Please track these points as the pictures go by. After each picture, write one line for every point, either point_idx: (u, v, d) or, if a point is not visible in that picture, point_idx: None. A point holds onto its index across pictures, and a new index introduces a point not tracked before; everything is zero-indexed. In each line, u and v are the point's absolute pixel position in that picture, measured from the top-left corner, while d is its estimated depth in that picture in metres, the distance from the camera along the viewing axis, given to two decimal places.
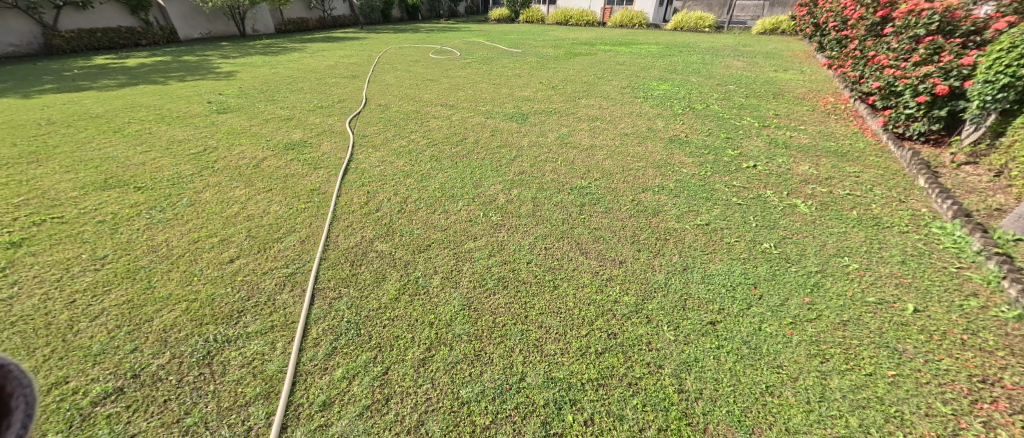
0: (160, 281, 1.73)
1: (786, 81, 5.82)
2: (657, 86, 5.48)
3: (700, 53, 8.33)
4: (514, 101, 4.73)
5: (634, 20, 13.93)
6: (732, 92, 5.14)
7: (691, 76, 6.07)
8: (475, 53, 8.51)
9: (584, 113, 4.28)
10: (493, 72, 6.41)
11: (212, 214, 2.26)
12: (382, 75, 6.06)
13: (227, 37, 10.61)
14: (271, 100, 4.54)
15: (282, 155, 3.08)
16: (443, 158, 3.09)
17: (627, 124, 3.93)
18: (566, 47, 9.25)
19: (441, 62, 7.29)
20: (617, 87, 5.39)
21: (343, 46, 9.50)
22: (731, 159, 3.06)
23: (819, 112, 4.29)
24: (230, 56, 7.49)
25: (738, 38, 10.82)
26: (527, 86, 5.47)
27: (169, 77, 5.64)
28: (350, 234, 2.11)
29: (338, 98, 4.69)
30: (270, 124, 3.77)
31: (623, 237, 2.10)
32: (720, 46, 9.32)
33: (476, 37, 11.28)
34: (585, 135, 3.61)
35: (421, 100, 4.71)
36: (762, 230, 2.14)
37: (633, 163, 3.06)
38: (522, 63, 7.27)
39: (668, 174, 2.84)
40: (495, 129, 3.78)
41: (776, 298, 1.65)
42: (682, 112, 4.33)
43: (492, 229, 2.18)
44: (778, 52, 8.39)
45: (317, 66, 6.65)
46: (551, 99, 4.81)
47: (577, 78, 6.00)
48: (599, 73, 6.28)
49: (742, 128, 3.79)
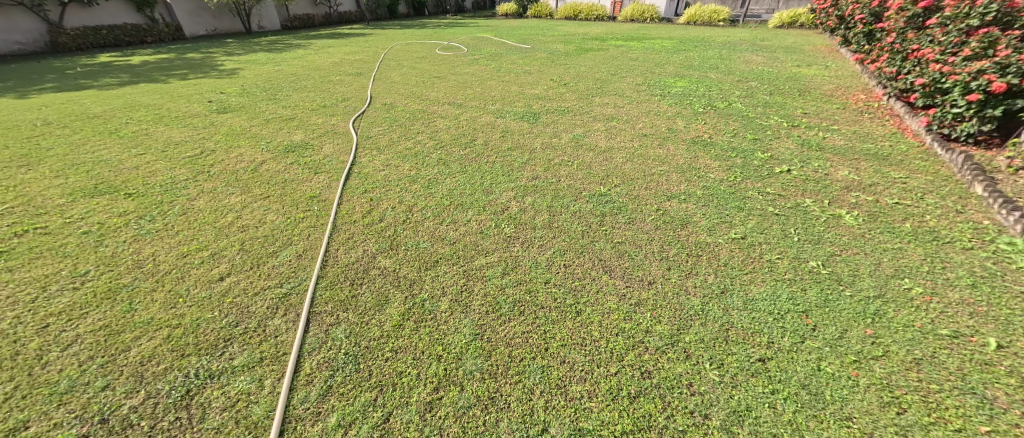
0: (141, 303, 1.57)
1: (810, 77, 5.52)
2: (673, 83, 5.23)
3: (717, 47, 8.01)
4: (525, 99, 4.53)
5: (645, 14, 13.59)
6: (754, 89, 4.87)
7: (709, 72, 5.80)
8: (483, 49, 8.30)
9: (599, 111, 4.07)
10: (502, 68, 6.20)
11: (205, 225, 2.10)
12: (388, 72, 5.89)
13: (233, 34, 10.54)
14: (273, 99, 4.40)
15: (282, 158, 2.92)
16: (451, 162, 2.91)
17: (645, 124, 3.70)
18: (577, 43, 8.99)
19: (448, 59, 7.09)
20: (632, 84, 5.15)
21: (348, 42, 9.34)
22: (761, 162, 2.83)
23: (851, 111, 4.02)
24: (235, 54, 7.39)
25: (755, 32, 10.44)
26: (538, 83, 5.25)
27: (172, 75, 5.54)
28: (351, 248, 1.94)
29: (342, 96, 4.53)
30: (271, 124, 3.62)
31: (650, 253, 1.90)
32: (737, 41, 8.98)
33: (484, 33, 11.05)
34: (601, 136, 3.40)
35: (428, 98, 4.53)
36: (806, 245, 1.92)
37: (655, 167, 2.85)
38: (532, 59, 7.05)
39: (694, 179, 2.62)
40: (506, 129, 3.58)
41: (832, 329, 1.44)
42: (703, 110, 4.09)
43: (505, 243, 1.99)
44: (799, 47, 8.04)
45: (322, 63, 6.51)
46: (563, 97, 4.60)
47: (589, 74, 5.77)
48: (612, 70, 6.04)
49: (770, 128, 3.55)
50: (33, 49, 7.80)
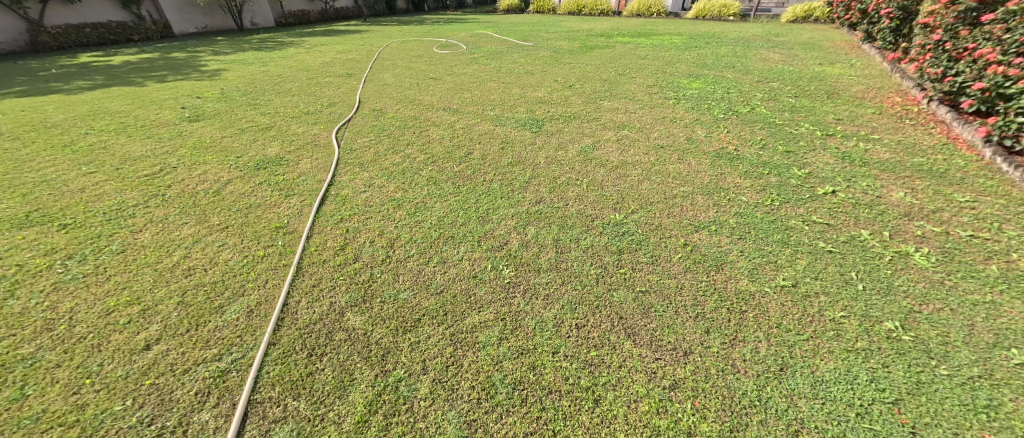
0: (37, 387, 1.23)
1: (835, 76, 5.11)
2: (688, 84, 4.84)
3: (730, 44, 7.58)
4: (528, 103, 4.16)
5: (652, 9, 13.15)
6: (777, 91, 4.47)
7: (725, 72, 5.40)
8: (482, 47, 7.90)
9: (608, 118, 3.70)
10: (503, 68, 5.82)
11: (144, 267, 1.76)
12: (381, 73, 5.52)
13: (224, 32, 10.19)
14: (253, 104, 4.04)
15: (250, 177, 2.57)
16: (442, 182, 2.55)
17: (661, 133, 3.34)
18: (582, 40, 8.59)
19: (446, 58, 6.71)
20: (643, 86, 4.78)
21: (343, 39, 8.98)
22: (799, 181, 2.46)
23: (888, 116, 3.63)
24: (222, 53, 7.03)
25: (768, 27, 9.98)
26: (542, 84, 4.87)
27: (150, 76, 5.19)
28: (315, 300, 1.59)
29: (328, 101, 4.17)
30: (245, 134, 3.27)
31: (682, 307, 1.54)
32: (751, 36, 8.53)
33: (484, 29, 10.63)
34: (613, 148, 3.04)
35: (421, 102, 4.17)
36: (874, 297, 1.56)
37: (677, 186, 2.48)
38: (534, 58, 6.66)
39: (724, 203, 2.26)
40: (506, 140, 3.22)
41: (939, 434, 1.08)
42: (724, 116, 3.70)
43: (504, 293, 1.63)
44: (817, 42, 7.59)
45: (312, 63, 6.14)
46: (569, 101, 4.23)
47: (596, 75, 5.39)
48: (621, 69, 5.65)
49: (801, 137, 3.17)
50: (12, 48, 7.48)
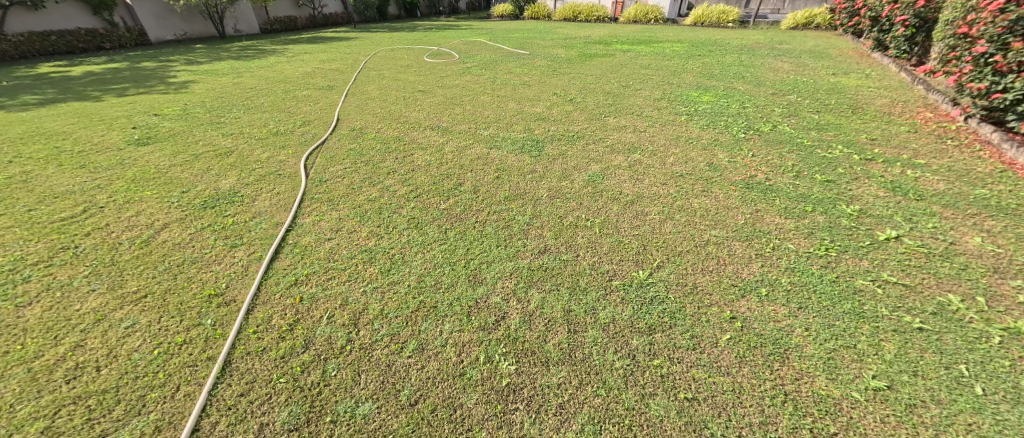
0: None
1: (853, 88, 4.79)
2: (698, 97, 4.48)
3: (734, 53, 7.28)
4: (526, 120, 3.77)
5: (649, 15, 12.92)
6: (796, 105, 4.12)
7: (735, 83, 5.06)
8: (476, 55, 7.52)
9: (616, 139, 3.31)
10: (497, 79, 5.44)
11: (14, 364, 1.30)
12: (365, 85, 5.10)
13: (204, 39, 9.73)
14: (217, 123, 3.60)
15: (193, 220, 2.12)
16: (426, 225, 2.12)
17: (677, 157, 2.95)
18: (580, 47, 8.25)
19: (437, 68, 6.32)
20: (649, 100, 4.41)
21: (329, 47, 8.55)
22: (850, 222, 2.07)
23: (925, 135, 3.28)
24: (196, 62, 6.58)
25: (770, 34, 9.74)
26: (540, 98, 4.49)
27: (109, 90, 4.73)
28: (239, 422, 1.15)
29: (302, 119, 3.74)
30: (199, 160, 2.82)
31: (746, 428, 1.12)
32: (754, 44, 8.26)
33: (478, 36, 10.27)
34: (625, 178, 2.65)
35: (407, 120, 3.75)
36: (1004, 409, 1.14)
37: (707, 228, 2.07)
38: (531, 67, 6.29)
39: (768, 253, 1.85)
40: (501, 167, 2.81)
41: None
42: (743, 135, 3.33)
43: (502, 404, 1.20)
44: (824, 51, 7.31)
45: (292, 74, 5.71)
46: (571, 117, 3.85)
47: (598, 86, 5.03)
48: (623, 80, 5.29)
49: (836, 162, 2.80)
50: None
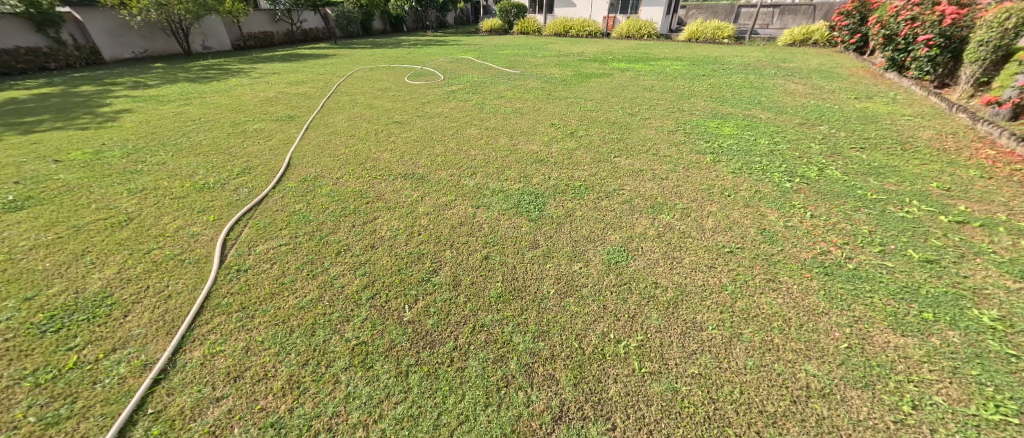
0: None
1: (884, 116, 4.28)
2: (717, 129, 3.90)
3: (740, 72, 6.80)
4: (521, 164, 3.11)
5: (642, 30, 12.60)
6: (831, 140, 3.57)
7: (754, 110, 4.50)
8: (462, 76, 6.91)
9: (632, 192, 2.67)
10: (487, 106, 4.81)
11: None
12: (333, 115, 4.40)
13: (166, 57, 8.98)
14: (130, 171, 2.86)
15: (11, 360, 1.37)
16: (377, 360, 1.40)
17: (716, 219, 2.31)
18: (575, 66, 7.74)
19: (420, 91, 5.67)
20: (662, 133, 3.82)
21: (303, 66, 7.87)
22: (1004, 345, 1.42)
23: (1005, 181, 2.71)
24: (144, 86, 5.82)
25: (769, 51, 9.42)
26: (536, 131, 3.86)
27: (19, 123, 3.95)
28: None
29: (243, 165, 3.02)
30: (77, 236, 2.07)
31: None
32: (757, 62, 7.85)
33: (465, 53, 9.72)
34: (657, 256, 1.98)
35: (375, 164, 3.06)
36: None
37: (797, 357, 1.40)
38: (524, 90, 5.70)
39: (913, 421, 1.17)
40: (492, 240, 2.13)
41: None
42: (789, 182, 2.72)
43: None
44: (832, 70, 6.92)
45: (251, 100, 5.00)
46: (574, 158, 3.22)
47: (601, 114, 4.45)
48: (628, 107, 4.71)
49: (921, 226, 2.19)
50: None
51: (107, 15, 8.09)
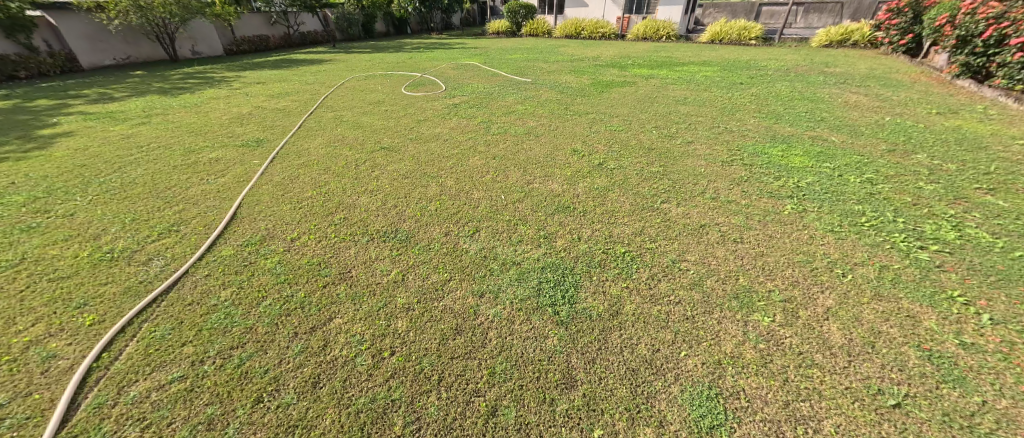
0: None
1: (987, 137, 3.46)
2: (783, 158, 3.12)
3: (781, 81, 6.00)
4: (538, 215, 2.36)
5: (660, 31, 11.82)
6: (940, 174, 2.77)
7: (818, 130, 3.71)
8: (467, 85, 6.20)
9: (697, 265, 1.90)
10: (495, 124, 4.09)
11: None
12: (311, 138, 3.70)
13: (150, 64, 8.41)
14: (19, 229, 2.15)
15: None
16: None
17: (839, 323, 1.53)
18: (593, 72, 7.00)
19: (418, 105, 4.96)
20: (713, 164, 3.04)
21: (293, 74, 7.23)
22: None
23: None
24: (110, 100, 5.20)
25: (805, 54, 8.58)
26: (556, 162, 3.13)
27: None
28: None
29: (175, 217, 2.30)
30: None
31: None
32: (797, 68, 7.03)
33: (471, 58, 9.01)
34: (777, 414, 1.20)
35: (348, 216, 2.32)
36: None
37: None
38: (538, 103, 4.97)
39: None
40: (502, 370, 1.36)
41: None
42: (920, 251, 1.93)
43: None
44: (889, 78, 6.08)
45: (221, 117, 4.33)
46: (609, 205, 2.47)
47: (632, 137, 3.71)
48: (663, 127, 3.96)
49: None
50: None
51: (85, 19, 7.51)
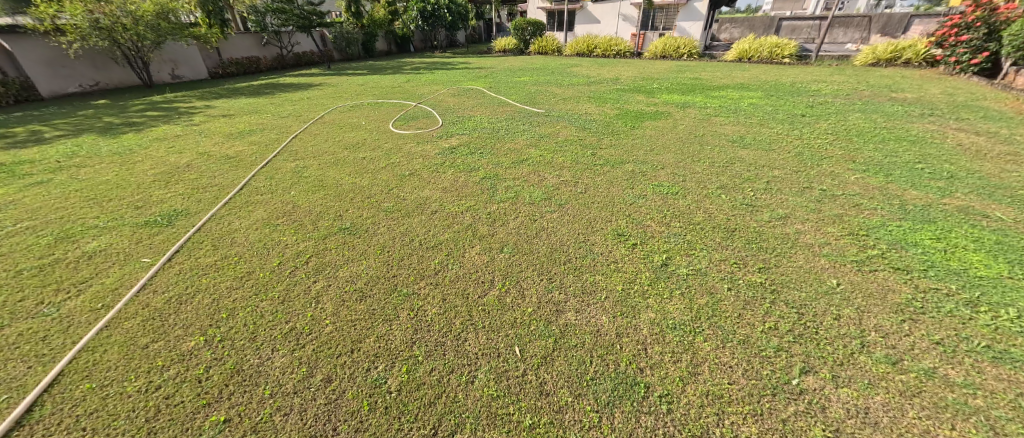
0: None
1: None
2: (948, 253, 2.04)
3: (849, 112, 4.98)
4: (587, 412, 1.28)
5: (681, 49, 10.93)
6: None
7: (961, 197, 2.64)
8: (470, 117, 5.25)
9: None
10: (504, 183, 3.10)
11: None
12: (248, 209, 2.67)
13: (119, 91, 7.61)
14: None
15: None
16: None
17: None
18: (616, 100, 6.05)
19: (407, 148, 3.99)
20: (842, 266, 1.97)
21: (272, 103, 6.34)
22: None
23: None
24: (35, 142, 4.28)
25: (855, 76, 7.57)
26: (597, 260, 2.09)
27: None
28: None
29: None
30: None
31: None
32: (857, 95, 6.02)
33: (475, 81, 8.12)
34: None
35: (231, 420, 1.25)
36: None
37: None
38: (558, 145, 4.00)
39: None
40: None
41: None
42: None
43: None
44: (981, 106, 5.02)
45: (150, 170, 3.36)
46: (710, 374, 1.40)
47: (695, 205, 2.67)
48: (733, 187, 2.93)
49: None
50: None
51: (45, 44, 6.73)
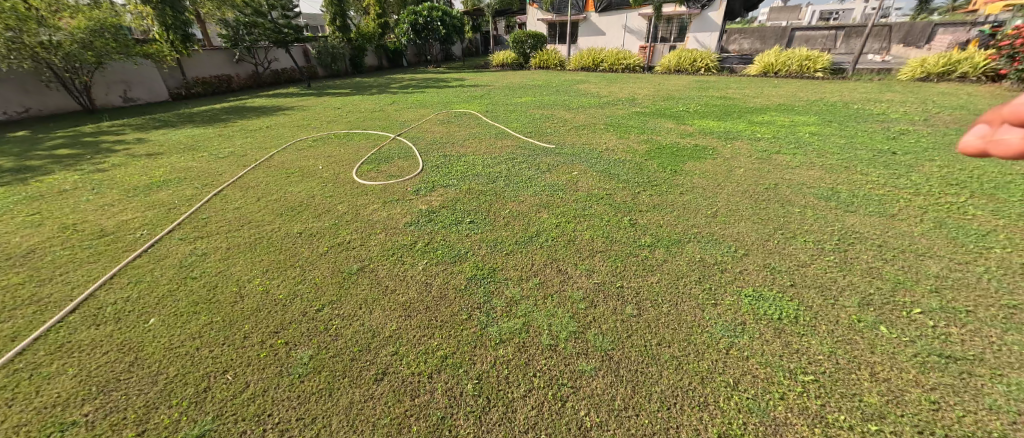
0: None
1: None
2: None
3: (947, 145, 3.88)
4: None
5: (698, 62, 9.92)
6: None
7: None
8: (461, 154, 4.11)
9: None
10: (505, 292, 1.94)
11: None
12: (46, 375, 1.48)
13: (52, 117, 6.51)
14: None
15: None
16: None
17: None
18: (641, 128, 4.96)
19: (367, 211, 2.84)
20: None
21: (220, 134, 5.23)
22: None
23: None
24: None
25: (912, 94, 6.50)
26: None
27: None
28: None
29: None
30: None
31: None
32: (935, 119, 4.93)
33: (470, 102, 7.04)
34: None
35: None
36: None
37: None
38: (580, 206, 2.86)
39: None
40: None
41: None
42: None
43: None
44: None
45: None
46: None
47: (842, 353, 1.51)
48: (882, 303, 1.78)
49: None
50: None
51: None
